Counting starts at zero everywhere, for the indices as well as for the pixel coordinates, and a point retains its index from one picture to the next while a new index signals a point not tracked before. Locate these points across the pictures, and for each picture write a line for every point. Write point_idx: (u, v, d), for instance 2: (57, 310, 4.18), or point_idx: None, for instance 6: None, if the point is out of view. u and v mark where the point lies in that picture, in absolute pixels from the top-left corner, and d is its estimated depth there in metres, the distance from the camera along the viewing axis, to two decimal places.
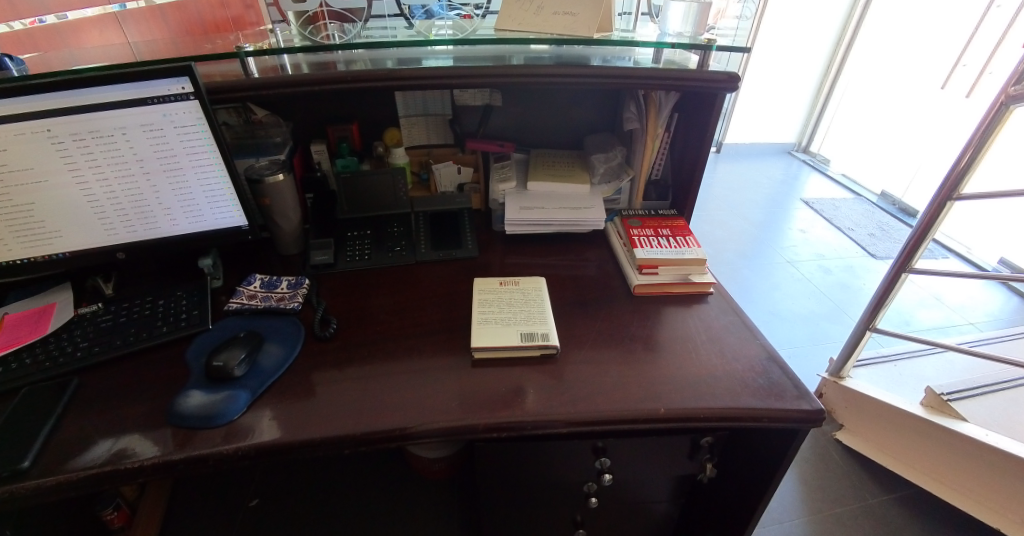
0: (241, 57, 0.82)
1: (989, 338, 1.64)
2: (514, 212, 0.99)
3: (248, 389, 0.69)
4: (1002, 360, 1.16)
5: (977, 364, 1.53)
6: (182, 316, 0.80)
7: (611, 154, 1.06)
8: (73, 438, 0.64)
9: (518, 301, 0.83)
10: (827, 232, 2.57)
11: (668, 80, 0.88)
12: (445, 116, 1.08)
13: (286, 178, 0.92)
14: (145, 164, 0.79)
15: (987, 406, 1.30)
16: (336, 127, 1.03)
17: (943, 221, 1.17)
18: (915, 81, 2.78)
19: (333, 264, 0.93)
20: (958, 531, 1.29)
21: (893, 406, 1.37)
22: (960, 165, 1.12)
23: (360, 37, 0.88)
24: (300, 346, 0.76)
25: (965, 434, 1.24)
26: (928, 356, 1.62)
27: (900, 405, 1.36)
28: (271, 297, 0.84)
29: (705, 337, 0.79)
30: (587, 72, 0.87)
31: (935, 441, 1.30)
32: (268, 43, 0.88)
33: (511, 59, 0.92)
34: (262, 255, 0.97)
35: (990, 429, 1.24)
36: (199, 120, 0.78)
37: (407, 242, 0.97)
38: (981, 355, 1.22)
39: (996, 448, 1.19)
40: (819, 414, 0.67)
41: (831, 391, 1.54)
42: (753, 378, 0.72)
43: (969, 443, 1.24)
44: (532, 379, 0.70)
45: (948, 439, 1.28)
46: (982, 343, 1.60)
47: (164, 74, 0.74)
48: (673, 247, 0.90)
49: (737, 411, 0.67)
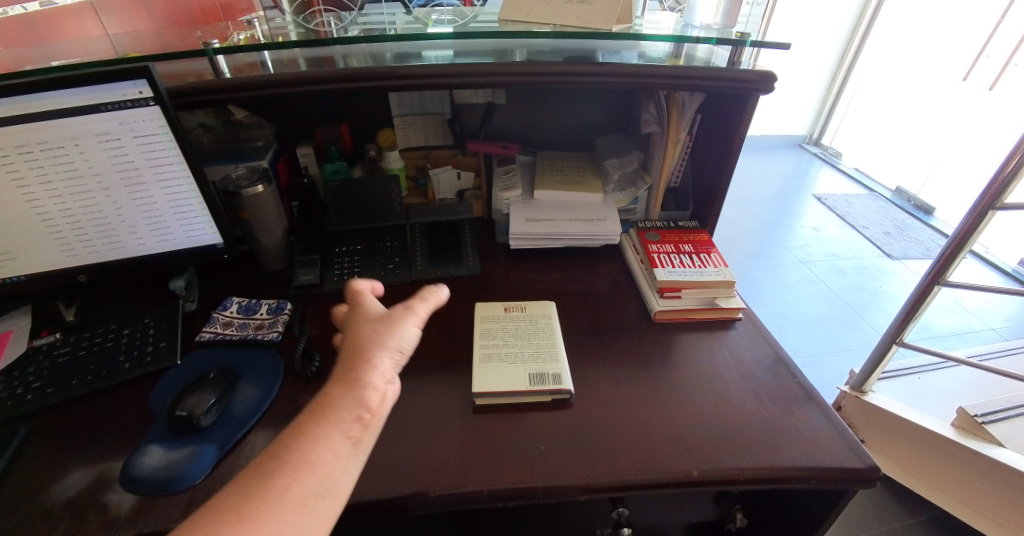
0: (210, 55, 0.71)
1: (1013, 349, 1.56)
2: (520, 224, 0.90)
3: (217, 442, 0.59)
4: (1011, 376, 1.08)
5: (999, 379, 1.41)
6: (148, 348, 0.71)
7: (626, 160, 0.97)
8: (15, 503, 0.55)
9: (526, 330, 0.73)
10: (841, 230, 2.47)
11: (696, 80, 0.77)
12: (444, 115, 0.98)
13: (267, 189, 0.82)
14: (103, 178, 0.70)
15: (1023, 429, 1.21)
16: (325, 128, 0.95)
17: (981, 232, 1.08)
18: (935, 73, 2.66)
19: (319, 285, 0.83)
20: None
21: (920, 426, 1.29)
22: (1006, 170, 1.01)
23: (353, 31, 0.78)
24: (279, 384, 0.67)
25: (997, 459, 1.14)
26: (952, 369, 1.54)
27: (925, 424, 1.29)
28: (249, 324, 0.75)
29: (737, 374, 0.71)
30: (603, 70, 0.77)
31: (963, 464, 1.22)
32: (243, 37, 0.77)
33: (515, 55, 0.82)
34: (243, 272, 0.87)
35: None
36: (162, 127, 0.69)
37: (402, 259, 0.88)
38: (987, 369, 1.15)
39: None
40: (873, 472, 0.60)
41: (849, 405, 1.46)
42: (794, 426, 0.64)
43: (1004, 470, 1.14)
44: (546, 429, 0.61)
45: (978, 464, 1.19)
46: (1006, 356, 1.53)
47: (117, 75, 0.64)
48: (696, 266, 0.82)
49: (783, 471, 0.59)
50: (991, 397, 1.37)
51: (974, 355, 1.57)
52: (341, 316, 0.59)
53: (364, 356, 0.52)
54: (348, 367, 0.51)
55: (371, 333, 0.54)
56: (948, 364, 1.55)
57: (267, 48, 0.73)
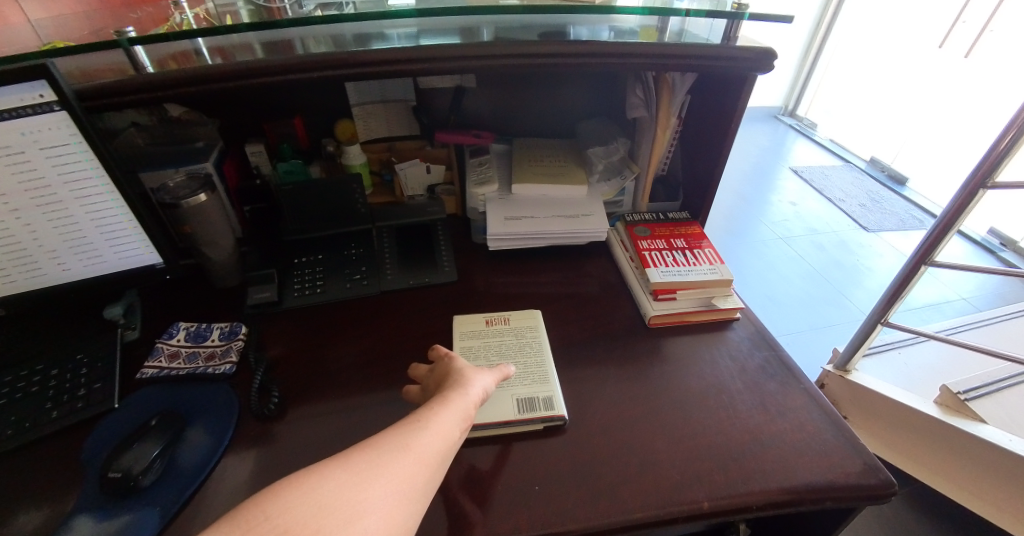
0: (123, 47, 0.60)
1: (987, 320, 1.57)
2: (498, 224, 0.82)
3: (161, 504, 0.52)
4: (992, 354, 1.04)
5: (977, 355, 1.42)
6: (81, 392, 0.61)
7: (611, 148, 0.91)
8: None
9: (511, 347, 0.68)
10: (818, 203, 2.46)
11: (688, 58, 0.70)
12: (408, 101, 0.88)
13: (211, 197, 0.72)
14: (8, 199, 0.59)
15: (1005, 404, 1.20)
16: (276, 123, 0.85)
17: (969, 215, 0.99)
18: (911, 39, 2.63)
19: (278, 302, 0.75)
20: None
21: (903, 405, 1.28)
22: (1001, 146, 0.91)
23: (311, 9, 0.69)
24: (235, 426, 0.59)
25: (980, 437, 1.13)
26: (930, 344, 1.54)
27: (910, 404, 1.27)
28: (199, 355, 0.67)
29: (740, 384, 0.66)
30: (585, 50, 0.68)
31: (947, 443, 1.20)
32: (172, 21, 0.66)
33: (482, 34, 0.73)
34: (191, 291, 0.78)
35: (1012, 433, 1.12)
36: (74, 136, 0.59)
37: (370, 268, 0.79)
38: (968, 346, 1.10)
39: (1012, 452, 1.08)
40: (889, 488, 0.57)
41: (833, 383, 1.45)
42: (805, 441, 0.60)
43: (985, 446, 1.13)
44: (538, 464, 0.55)
45: (963, 441, 1.17)
46: (982, 327, 1.53)
47: (9, 77, 0.53)
48: (692, 264, 0.76)
49: (797, 494, 0.55)
50: (971, 374, 1.37)
51: (947, 328, 1.57)
52: (422, 372, 0.63)
53: (465, 378, 0.56)
54: (452, 383, 0.55)
55: (466, 365, 0.59)
56: (923, 339, 1.54)
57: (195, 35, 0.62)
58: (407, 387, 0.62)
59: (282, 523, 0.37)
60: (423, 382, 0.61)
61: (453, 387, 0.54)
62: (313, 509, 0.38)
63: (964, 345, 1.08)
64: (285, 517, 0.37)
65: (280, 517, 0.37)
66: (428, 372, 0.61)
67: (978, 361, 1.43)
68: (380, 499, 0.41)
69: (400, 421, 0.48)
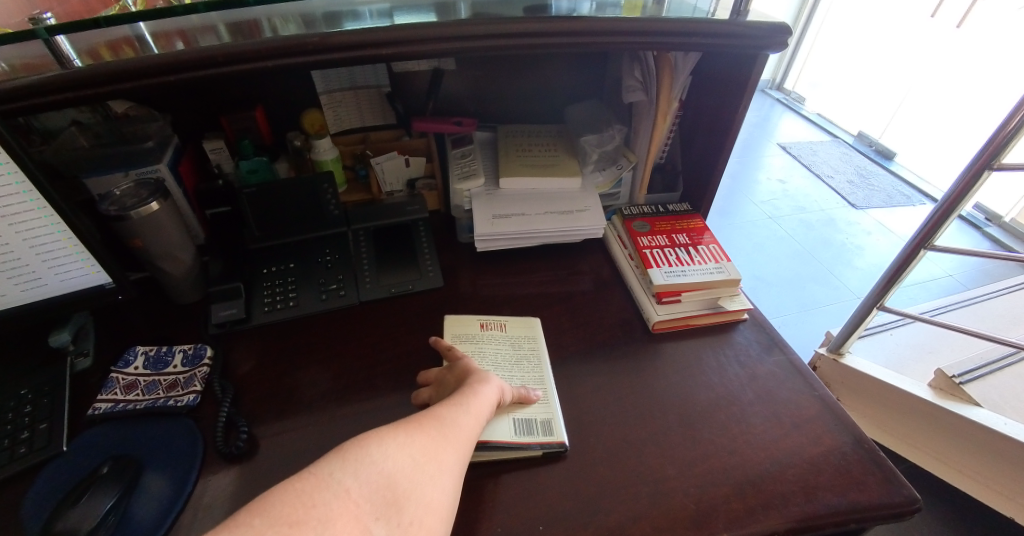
0: (43, 37, 0.51)
1: (976, 299, 1.55)
2: (485, 224, 0.76)
3: None
4: (988, 338, 0.93)
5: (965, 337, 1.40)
6: (23, 436, 0.55)
7: (605, 136, 0.84)
8: None
9: (509, 357, 0.63)
10: (806, 179, 2.43)
11: (692, 38, 0.63)
12: (381, 88, 0.80)
13: (164, 206, 0.64)
14: None
15: (997, 386, 1.18)
16: (234, 116, 0.75)
17: (973, 199, 0.89)
18: (902, 9, 2.57)
19: (246, 319, 0.68)
20: (963, 524, 1.23)
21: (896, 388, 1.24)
22: (1009, 125, 0.81)
23: None
24: (199, 467, 0.53)
25: (975, 420, 1.11)
26: (915, 325, 1.53)
27: (902, 387, 1.24)
28: (159, 384, 0.60)
29: (752, 395, 0.61)
30: (580, 28, 0.60)
31: (941, 426, 1.18)
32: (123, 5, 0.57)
33: (459, 10, 0.65)
34: (149, 309, 0.71)
35: (1006, 417, 1.10)
36: None
37: (346, 276, 0.72)
38: (949, 326, 0.99)
39: (1005, 435, 1.06)
40: (912, 504, 0.52)
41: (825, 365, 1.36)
42: (824, 458, 0.55)
43: (979, 429, 1.11)
44: (537, 500, 0.50)
45: (957, 425, 1.15)
46: (970, 306, 1.52)
47: None
48: (699, 264, 0.70)
49: (819, 519, 0.50)
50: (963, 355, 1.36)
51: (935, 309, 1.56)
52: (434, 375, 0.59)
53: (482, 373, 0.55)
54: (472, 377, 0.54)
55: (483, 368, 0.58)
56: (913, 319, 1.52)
57: (145, 18, 0.56)
58: (419, 391, 0.58)
59: (382, 469, 0.39)
60: (439, 380, 0.58)
61: (476, 379, 0.54)
62: (406, 460, 0.41)
63: (961, 329, 0.97)
64: (386, 463, 0.40)
65: (382, 461, 0.40)
66: (447, 370, 0.58)
67: (965, 344, 1.42)
68: (452, 463, 0.44)
69: (442, 402, 0.50)
